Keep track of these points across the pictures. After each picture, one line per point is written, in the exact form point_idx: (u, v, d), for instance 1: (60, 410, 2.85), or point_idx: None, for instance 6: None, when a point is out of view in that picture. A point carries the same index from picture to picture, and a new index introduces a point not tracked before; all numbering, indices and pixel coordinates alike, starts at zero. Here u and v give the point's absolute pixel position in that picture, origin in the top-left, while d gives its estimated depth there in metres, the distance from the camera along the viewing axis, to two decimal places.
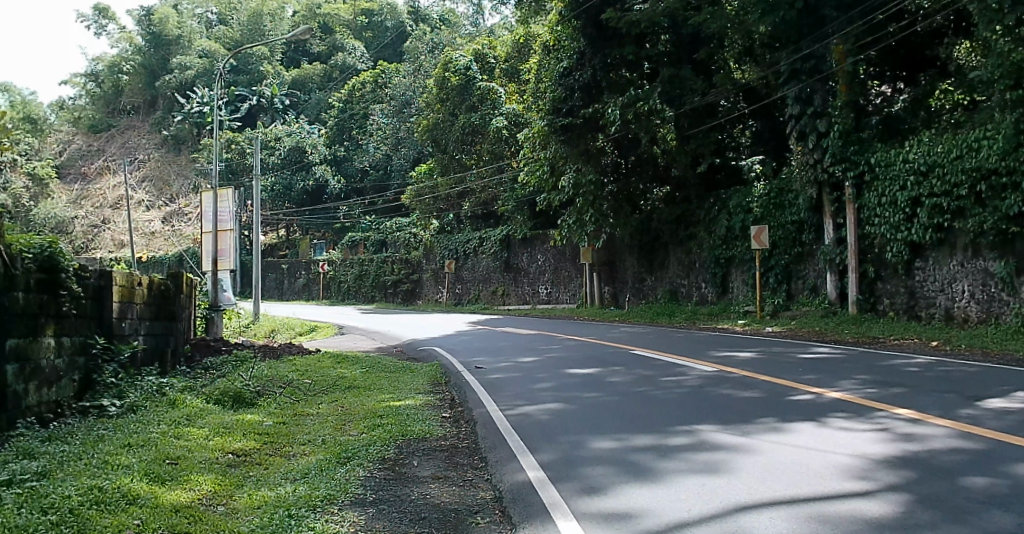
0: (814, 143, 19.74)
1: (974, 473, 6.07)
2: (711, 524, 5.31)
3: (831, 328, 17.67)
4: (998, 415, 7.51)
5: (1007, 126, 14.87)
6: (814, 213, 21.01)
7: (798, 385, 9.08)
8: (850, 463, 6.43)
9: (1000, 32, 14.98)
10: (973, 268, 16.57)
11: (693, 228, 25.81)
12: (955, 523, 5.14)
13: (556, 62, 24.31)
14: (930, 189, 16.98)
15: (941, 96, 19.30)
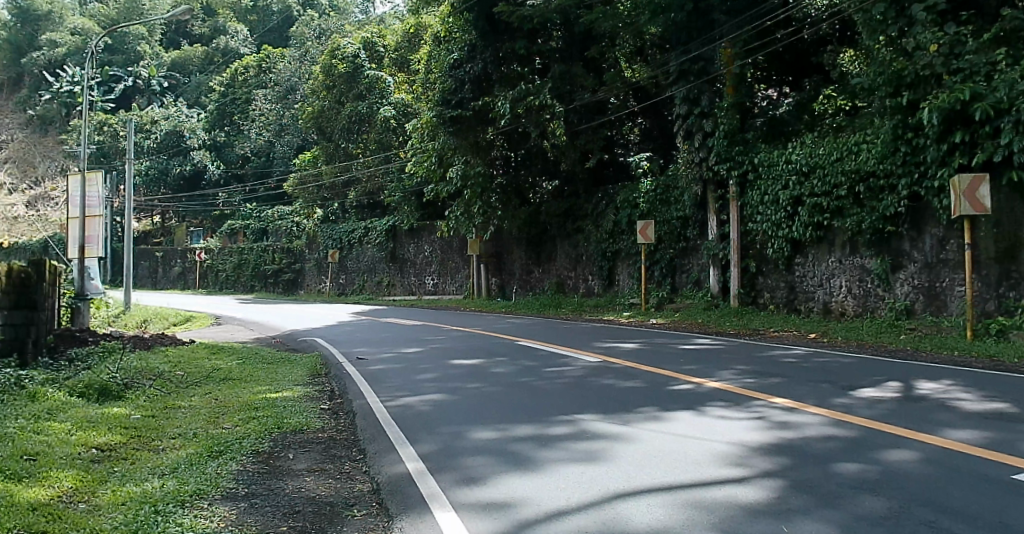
0: (699, 142, 20.37)
1: (846, 459, 6.40)
2: (589, 512, 5.45)
3: (713, 320, 18.22)
4: (869, 404, 7.86)
5: (887, 131, 15.46)
6: (699, 209, 21.47)
7: (680, 375, 9.27)
8: (728, 450, 6.64)
9: (882, 41, 15.56)
10: (850, 265, 17.27)
11: (580, 222, 26.39)
12: (826, 508, 5.44)
13: (448, 55, 24.62)
14: (811, 188, 17.70)
15: (825, 101, 20.10)
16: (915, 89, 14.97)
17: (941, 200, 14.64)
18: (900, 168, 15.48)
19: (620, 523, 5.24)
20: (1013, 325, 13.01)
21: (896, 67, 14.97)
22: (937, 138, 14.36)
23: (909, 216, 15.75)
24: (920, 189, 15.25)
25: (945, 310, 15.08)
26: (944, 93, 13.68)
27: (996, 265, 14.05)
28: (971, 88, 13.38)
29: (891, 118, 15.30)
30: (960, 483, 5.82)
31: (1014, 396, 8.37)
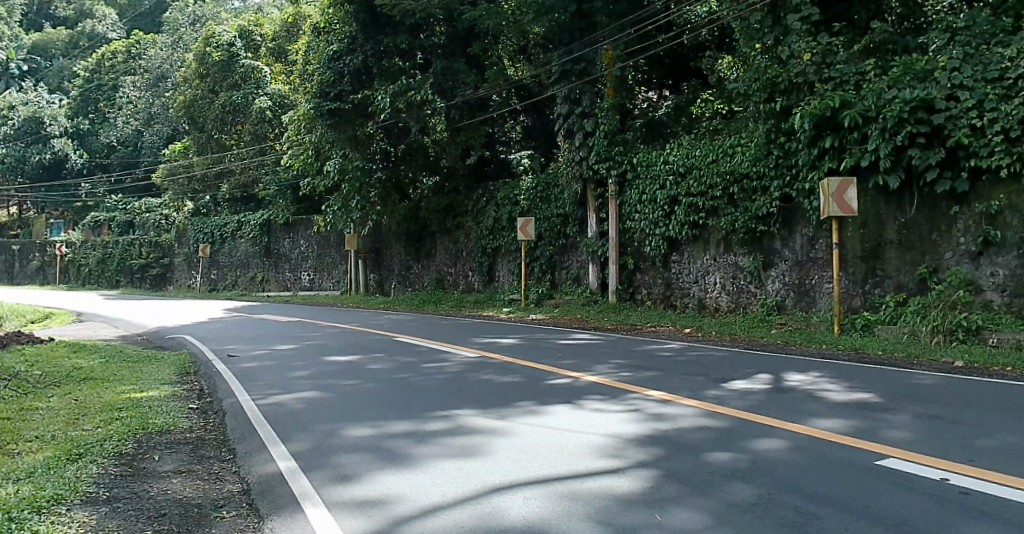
0: (581, 141, 20.69)
1: (719, 449, 6.66)
2: (466, 506, 5.50)
3: (592, 316, 18.57)
4: (741, 396, 8.20)
5: (762, 135, 16.17)
6: (578, 207, 21.99)
7: (558, 370, 9.46)
8: (603, 441, 6.80)
9: (758, 50, 16.36)
10: (725, 262, 17.92)
11: (461, 218, 26.48)
12: (698, 495, 5.67)
13: (325, 45, 24.16)
14: (688, 188, 18.38)
15: (703, 105, 20.65)
16: (789, 95, 15.67)
17: (811, 202, 15.56)
18: (773, 170, 16.22)
19: (496, 517, 5.31)
20: (876, 319, 14.06)
21: (771, 74, 15.65)
22: (808, 142, 15.16)
23: (781, 217, 16.52)
24: (792, 191, 16.05)
25: (814, 307, 15.90)
26: (815, 101, 14.44)
27: (862, 263, 15.04)
28: (841, 96, 14.20)
29: (765, 122, 15.99)
30: (825, 468, 6.16)
31: (873, 385, 8.93)
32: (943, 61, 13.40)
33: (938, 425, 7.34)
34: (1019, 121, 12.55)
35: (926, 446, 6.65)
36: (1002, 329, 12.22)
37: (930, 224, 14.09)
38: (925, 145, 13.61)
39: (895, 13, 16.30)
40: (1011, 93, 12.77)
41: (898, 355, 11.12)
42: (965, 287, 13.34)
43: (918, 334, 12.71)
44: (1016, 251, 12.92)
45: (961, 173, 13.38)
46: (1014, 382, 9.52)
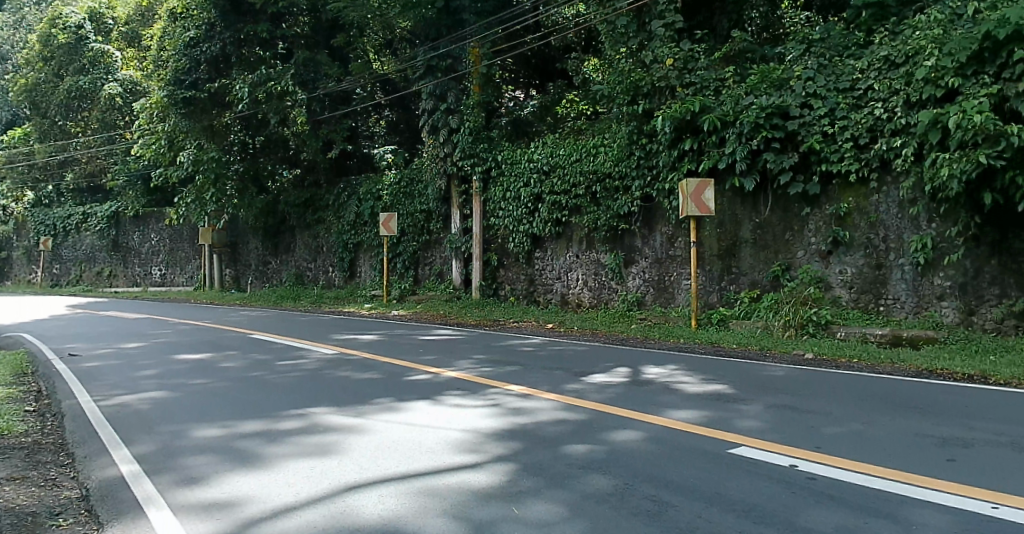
0: (445, 137, 20.94)
1: (577, 441, 6.85)
2: (319, 506, 5.43)
3: (454, 312, 18.70)
4: (599, 389, 8.50)
5: (624, 137, 16.69)
6: (442, 202, 22.12)
7: (419, 366, 9.66)
8: (461, 437, 6.88)
9: (623, 53, 16.88)
10: (587, 259, 18.39)
11: (321, 213, 26.23)
12: (554, 488, 5.80)
13: (181, 31, 23.39)
14: (551, 186, 18.77)
15: (569, 106, 21.21)
16: (650, 98, 16.23)
17: (671, 201, 16.21)
18: (634, 170, 16.75)
19: (350, 516, 5.27)
20: (731, 314, 14.79)
21: (634, 77, 16.07)
22: (669, 144, 15.82)
23: (642, 215, 17.09)
24: (653, 191, 16.60)
25: (672, 302, 16.59)
26: (676, 105, 15.04)
27: (718, 261, 15.84)
28: (701, 101, 14.86)
29: (628, 124, 16.55)
30: (679, 458, 6.42)
31: (727, 377, 9.41)
32: (799, 71, 14.34)
33: (788, 414, 7.79)
34: (868, 129, 13.45)
35: (776, 434, 7.03)
36: (848, 323, 13.14)
37: (783, 224, 14.94)
38: (779, 149, 14.45)
39: (755, 24, 17.23)
40: (861, 102, 13.66)
41: (751, 348, 11.77)
42: (815, 285, 14.27)
43: (771, 328, 13.45)
44: (862, 251, 13.89)
45: (813, 177, 14.28)
46: (855, 371, 10.26)
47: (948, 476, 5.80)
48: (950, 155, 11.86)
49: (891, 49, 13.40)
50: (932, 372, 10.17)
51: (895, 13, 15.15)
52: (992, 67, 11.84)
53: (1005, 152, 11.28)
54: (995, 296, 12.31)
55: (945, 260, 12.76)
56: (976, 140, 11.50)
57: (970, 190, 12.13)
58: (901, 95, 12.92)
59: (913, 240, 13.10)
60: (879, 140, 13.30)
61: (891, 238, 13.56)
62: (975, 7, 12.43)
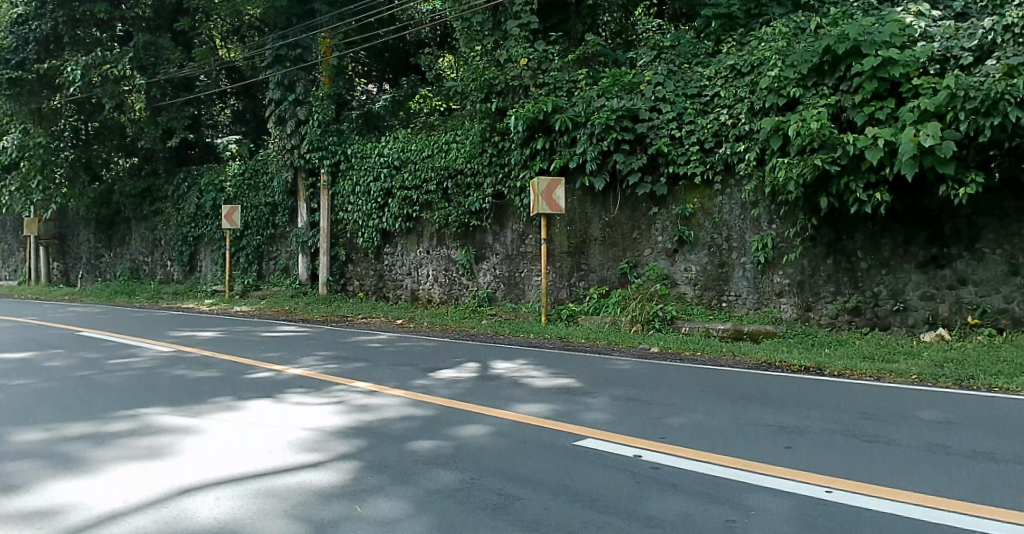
0: (292, 128, 20.42)
1: (423, 437, 6.86)
2: (151, 511, 5.16)
3: (300, 307, 18.34)
4: (446, 384, 8.59)
5: (476, 133, 16.99)
6: (288, 196, 21.66)
7: (260, 363, 9.48)
8: (305, 435, 6.74)
9: (477, 50, 17.17)
10: (437, 255, 18.53)
11: (159, 204, 25.06)
12: (400, 484, 5.77)
13: (7, 7, 21.71)
14: (401, 181, 18.87)
15: (421, 101, 21.62)
16: (503, 96, 16.52)
17: (522, 198, 16.59)
18: (486, 167, 17.07)
19: (184, 520, 5.03)
20: (579, 310, 15.27)
21: (488, 76, 16.32)
22: (521, 142, 16.20)
23: (492, 212, 17.30)
24: (503, 188, 16.93)
25: (523, 298, 16.90)
26: (529, 104, 15.38)
27: (568, 258, 16.33)
28: (553, 101, 15.27)
29: (480, 121, 16.83)
30: (527, 451, 6.54)
31: (574, 371, 9.69)
32: (650, 76, 14.97)
33: (632, 406, 8.09)
34: (713, 133, 14.18)
35: (622, 426, 7.28)
36: (690, 319, 13.84)
37: (631, 223, 15.55)
38: (628, 151, 15.07)
39: (608, 29, 17.77)
40: (707, 108, 14.43)
41: (599, 343, 12.18)
42: (661, 281, 14.96)
43: (619, 323, 13.94)
44: (706, 250, 14.65)
45: (660, 179, 14.96)
46: (693, 364, 10.85)
47: (780, 461, 6.18)
48: (790, 160, 12.55)
49: (737, 59, 14.16)
50: (768, 364, 10.86)
51: (742, 24, 16.15)
52: (830, 80, 12.64)
53: (840, 160, 11.99)
54: (830, 293, 13.28)
55: (784, 259, 13.67)
56: (813, 146, 12.19)
57: (807, 194, 12.86)
58: (745, 102, 13.71)
59: (754, 241, 13.96)
60: (723, 145, 14.06)
61: (733, 237, 14.38)
62: (818, 24, 13.49)
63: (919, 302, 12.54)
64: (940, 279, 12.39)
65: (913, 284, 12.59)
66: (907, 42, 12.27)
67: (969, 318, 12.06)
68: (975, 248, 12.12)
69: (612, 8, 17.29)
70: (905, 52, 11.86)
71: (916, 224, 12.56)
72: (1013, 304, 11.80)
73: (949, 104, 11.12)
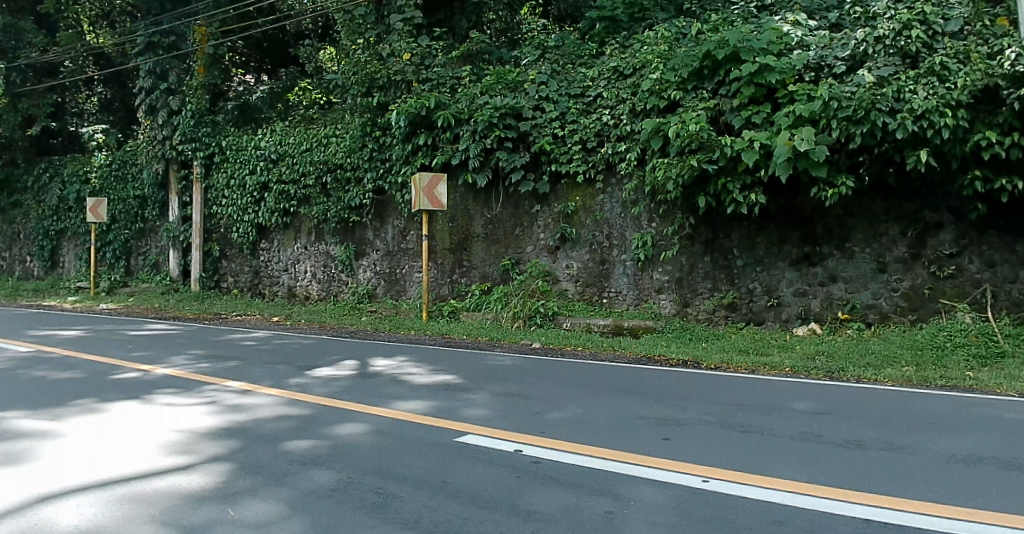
0: (163, 119, 19.45)
1: (299, 436, 6.72)
2: (4, 522, 4.85)
3: (171, 304, 17.57)
4: (323, 383, 8.46)
5: (357, 128, 16.88)
6: (159, 189, 20.79)
7: (126, 363, 9.05)
8: (175, 437, 6.49)
9: (360, 44, 16.96)
10: (315, 252, 18.22)
11: (17, 195, 23.49)
12: (274, 486, 5.64)
13: None
14: (279, 175, 18.46)
15: (300, 94, 21.31)
16: (385, 91, 16.39)
17: (402, 194, 16.46)
18: (367, 162, 16.94)
19: (42, 529, 4.77)
20: (461, 307, 15.37)
21: (369, 69, 16.16)
22: (403, 138, 16.13)
23: (373, 208, 17.19)
24: (384, 183, 16.81)
25: (404, 294, 16.79)
26: (411, 100, 15.31)
27: (450, 254, 16.45)
28: (435, 97, 15.26)
29: (362, 115, 16.68)
30: (407, 449, 6.51)
31: (455, 367, 9.75)
32: (533, 75, 15.32)
33: (512, 402, 8.20)
34: (595, 133, 14.57)
35: (502, 422, 7.37)
36: (572, 315, 14.17)
37: (513, 220, 15.78)
38: (511, 149, 15.25)
39: (493, 27, 17.91)
40: (589, 108, 14.81)
41: (480, 339, 12.30)
42: (543, 277, 15.23)
43: (500, 319, 14.11)
44: (587, 247, 15.02)
45: (543, 176, 15.21)
46: (572, 358, 11.14)
47: (658, 452, 6.40)
48: (670, 160, 12.97)
49: (620, 61, 14.60)
50: (649, 358, 11.29)
51: (625, 27, 16.50)
52: (710, 84, 13.16)
53: (718, 160, 12.52)
54: (707, 289, 13.87)
55: (663, 256, 14.18)
56: (692, 148, 12.70)
57: (687, 193, 13.42)
58: (627, 103, 14.15)
59: (635, 238, 14.41)
60: (605, 145, 14.45)
61: (615, 235, 14.79)
62: (698, 29, 14.04)
63: (792, 298, 13.19)
64: (812, 276, 13.08)
65: (786, 281, 13.25)
66: (784, 50, 12.72)
67: (839, 313, 12.79)
68: (845, 247, 12.86)
69: (497, 6, 17.37)
70: (782, 59, 12.36)
71: (790, 224, 13.22)
72: (881, 300, 12.56)
73: (824, 110, 11.60)
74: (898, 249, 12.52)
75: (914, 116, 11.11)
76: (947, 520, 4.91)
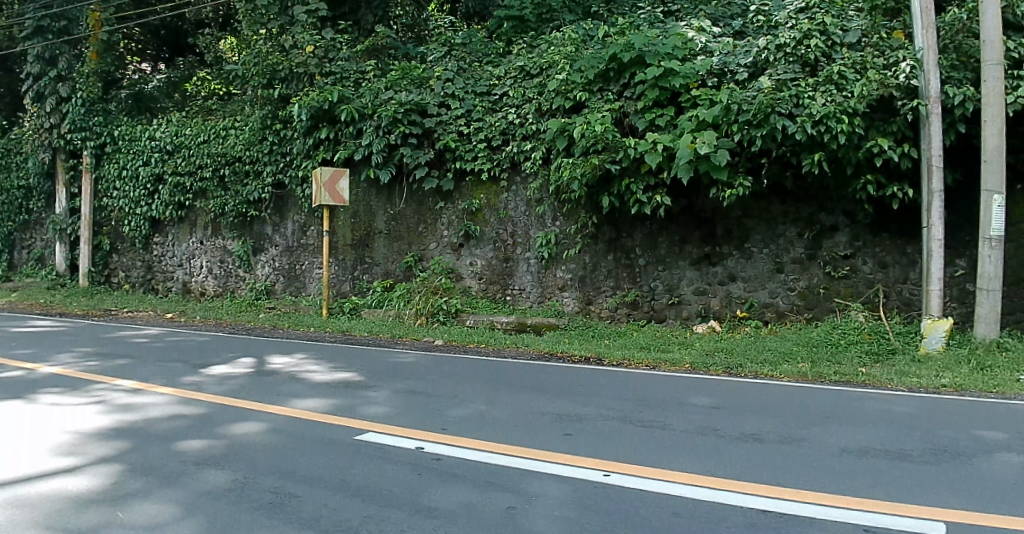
0: (51, 106, 18.51)
1: (193, 436, 6.56)
2: None
3: (57, 300, 16.74)
4: (220, 381, 8.27)
5: (257, 121, 16.55)
6: (45, 179, 19.79)
7: (5, 361, 8.60)
8: (61, 438, 6.23)
9: (262, 34, 16.61)
10: (211, 247, 17.73)
11: None
12: (166, 488, 5.50)
13: None
14: (174, 166, 17.83)
15: (198, 83, 20.45)
16: (287, 84, 16.14)
17: (303, 189, 16.23)
18: (267, 156, 16.58)
19: None
20: (362, 304, 15.29)
21: (272, 61, 15.91)
22: (304, 132, 15.89)
23: (272, 202, 16.80)
24: (284, 177, 16.49)
25: (304, 291, 16.51)
26: (314, 93, 15.10)
27: (351, 251, 16.34)
28: (338, 92, 15.08)
29: (262, 107, 16.39)
30: (307, 448, 6.46)
31: (357, 364, 9.71)
32: (439, 72, 15.34)
33: (414, 399, 8.23)
34: (500, 132, 14.73)
35: (404, 419, 7.40)
36: (474, 312, 14.29)
37: (417, 217, 15.77)
38: (416, 145, 15.29)
39: (399, 22, 17.89)
40: (495, 106, 14.97)
41: (382, 336, 12.27)
42: (447, 275, 15.28)
43: (403, 317, 14.12)
44: (490, 245, 15.15)
45: (447, 174, 15.27)
46: (476, 355, 11.28)
47: (560, 448, 6.57)
48: (574, 160, 13.25)
49: (527, 61, 14.88)
50: (551, 355, 11.54)
51: (533, 27, 16.76)
52: (615, 86, 13.56)
53: (621, 161, 12.86)
54: (610, 287, 14.25)
55: (566, 254, 14.46)
56: (597, 148, 12.98)
57: (591, 193, 13.75)
58: (533, 103, 14.41)
59: (539, 236, 14.63)
60: (510, 143, 14.60)
61: (519, 233, 14.96)
62: (604, 32, 14.39)
63: (692, 296, 13.71)
64: (712, 276, 13.60)
65: (687, 279, 13.74)
66: (688, 55, 13.24)
67: (738, 312, 13.35)
68: (743, 248, 13.40)
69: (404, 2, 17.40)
70: (686, 64, 12.84)
71: (691, 225, 13.70)
72: (778, 298, 13.15)
73: (724, 115, 12.18)
74: (795, 250, 13.10)
75: (812, 121, 11.56)
76: (828, 507, 5.24)
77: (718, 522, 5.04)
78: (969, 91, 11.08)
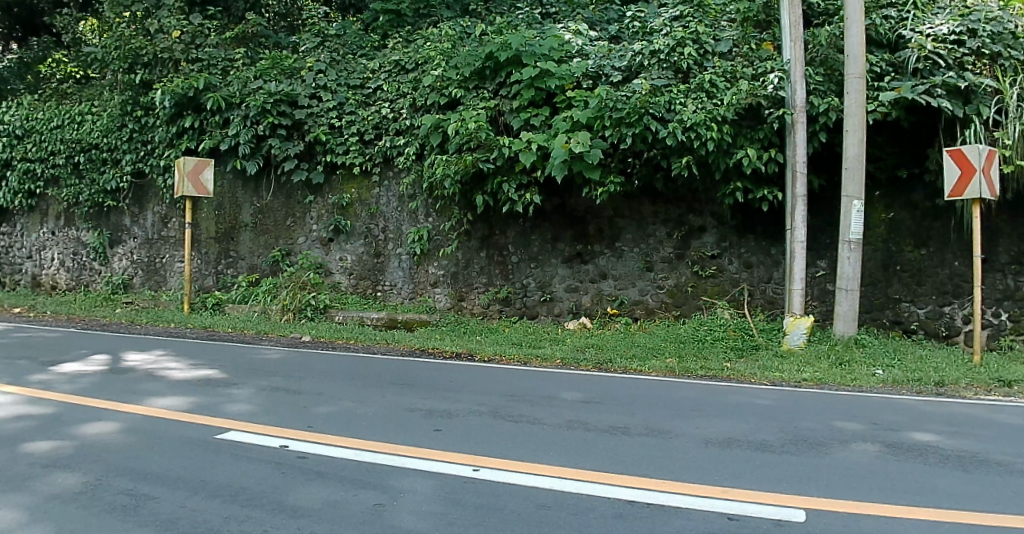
0: None
1: (40, 437, 6.27)
2: None
3: None
4: (70, 380, 7.87)
5: (116, 106, 15.68)
6: None
7: None
8: None
9: (124, 17, 15.87)
10: (64, 238, 16.76)
11: None
12: (11, 493, 5.26)
13: None
14: (23, 152, 16.67)
15: (53, 66, 18.94)
16: (150, 69, 15.42)
17: (164, 178, 15.51)
18: (125, 143, 15.75)
19: None
20: (226, 298, 14.82)
21: (134, 44, 15.16)
22: (167, 120, 15.26)
23: (131, 192, 16.02)
24: (144, 167, 15.71)
25: (164, 285, 15.80)
26: (178, 79, 14.57)
27: (215, 244, 15.90)
28: (206, 79, 14.64)
29: (122, 93, 15.54)
30: (165, 448, 6.30)
31: (222, 361, 9.48)
32: (311, 63, 15.15)
33: (280, 396, 8.14)
34: (373, 126, 14.68)
35: (269, 417, 7.32)
36: (344, 308, 14.19)
37: (285, 210, 15.47)
38: (285, 136, 14.96)
39: (271, 11, 17.47)
40: (368, 100, 14.92)
41: (247, 332, 11.99)
42: (315, 269, 15.08)
43: (269, 312, 13.84)
44: (361, 240, 15.07)
45: (317, 166, 15.09)
46: (347, 351, 11.26)
47: (429, 444, 6.72)
48: (447, 158, 13.39)
49: (401, 56, 14.90)
50: (422, 350, 11.67)
51: (410, 22, 16.77)
52: (491, 84, 13.80)
53: (495, 159, 13.13)
54: (482, 284, 14.51)
55: (439, 251, 14.61)
56: (471, 146, 13.18)
57: (465, 192, 13.91)
58: (407, 98, 14.45)
59: (411, 233, 14.68)
60: (383, 137, 14.59)
61: (390, 228, 14.94)
62: (481, 30, 14.58)
63: (564, 293, 14.17)
64: (584, 274, 14.11)
65: (559, 277, 14.20)
66: (564, 56, 13.66)
67: (609, 309, 13.92)
68: (614, 247, 13.97)
69: None
70: (561, 66, 13.27)
71: (564, 224, 14.17)
72: (647, 296, 13.80)
73: (597, 115, 12.66)
74: (665, 249, 13.76)
75: (683, 127, 12.27)
76: (680, 495, 5.67)
77: (584, 513, 5.35)
78: (832, 102, 11.95)
